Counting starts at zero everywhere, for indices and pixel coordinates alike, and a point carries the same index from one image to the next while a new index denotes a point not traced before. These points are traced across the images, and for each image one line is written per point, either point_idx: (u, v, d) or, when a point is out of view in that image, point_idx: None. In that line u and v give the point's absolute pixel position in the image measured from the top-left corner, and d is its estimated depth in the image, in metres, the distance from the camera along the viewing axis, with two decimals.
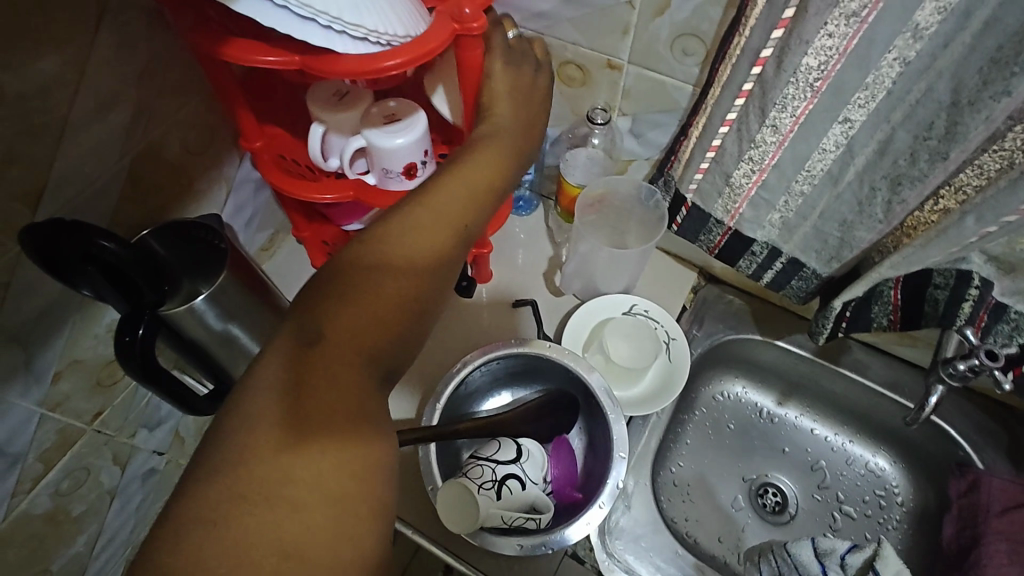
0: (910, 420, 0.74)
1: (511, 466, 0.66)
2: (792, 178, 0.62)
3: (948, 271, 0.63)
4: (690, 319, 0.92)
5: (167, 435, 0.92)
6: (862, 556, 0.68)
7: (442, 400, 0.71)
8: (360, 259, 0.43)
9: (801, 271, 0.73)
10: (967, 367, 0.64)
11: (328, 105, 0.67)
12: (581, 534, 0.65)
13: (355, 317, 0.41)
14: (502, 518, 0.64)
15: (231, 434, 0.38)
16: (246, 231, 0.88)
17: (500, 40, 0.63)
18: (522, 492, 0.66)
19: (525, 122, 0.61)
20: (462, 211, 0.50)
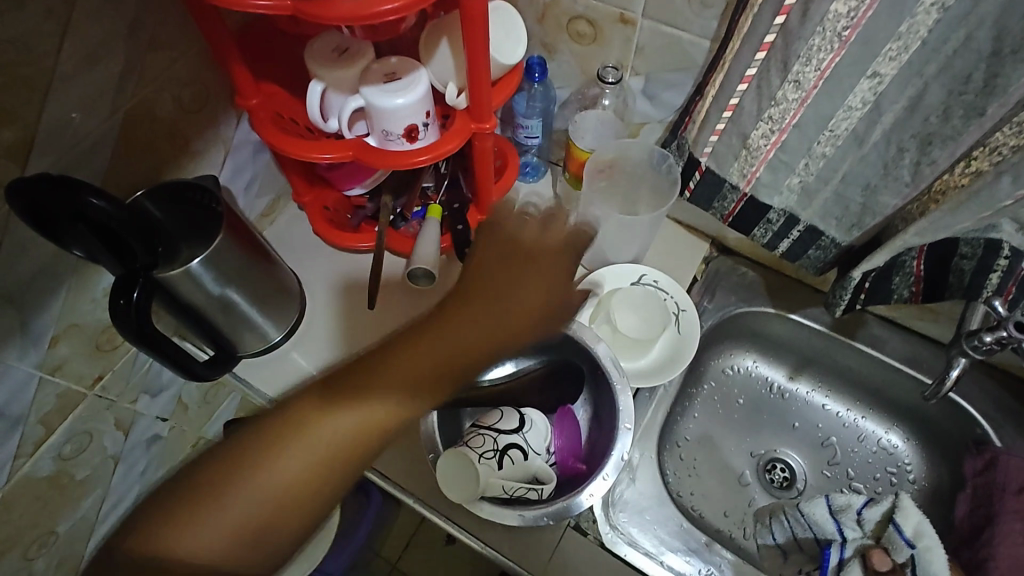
0: (928, 395, 0.71)
1: (513, 436, 0.64)
2: (813, 140, 0.59)
3: (975, 241, 0.60)
4: (701, 291, 0.89)
5: (170, 402, 0.91)
6: (878, 510, 0.71)
7: None
8: (360, 379, 0.55)
9: (819, 240, 0.70)
10: (994, 339, 0.61)
11: (327, 60, 0.64)
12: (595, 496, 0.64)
13: (324, 436, 0.53)
14: (503, 488, 0.63)
15: (192, 481, 0.52)
16: (246, 196, 0.86)
17: (519, 220, 0.66)
18: (524, 463, 0.64)
19: (531, 287, 0.60)
20: (432, 376, 0.56)
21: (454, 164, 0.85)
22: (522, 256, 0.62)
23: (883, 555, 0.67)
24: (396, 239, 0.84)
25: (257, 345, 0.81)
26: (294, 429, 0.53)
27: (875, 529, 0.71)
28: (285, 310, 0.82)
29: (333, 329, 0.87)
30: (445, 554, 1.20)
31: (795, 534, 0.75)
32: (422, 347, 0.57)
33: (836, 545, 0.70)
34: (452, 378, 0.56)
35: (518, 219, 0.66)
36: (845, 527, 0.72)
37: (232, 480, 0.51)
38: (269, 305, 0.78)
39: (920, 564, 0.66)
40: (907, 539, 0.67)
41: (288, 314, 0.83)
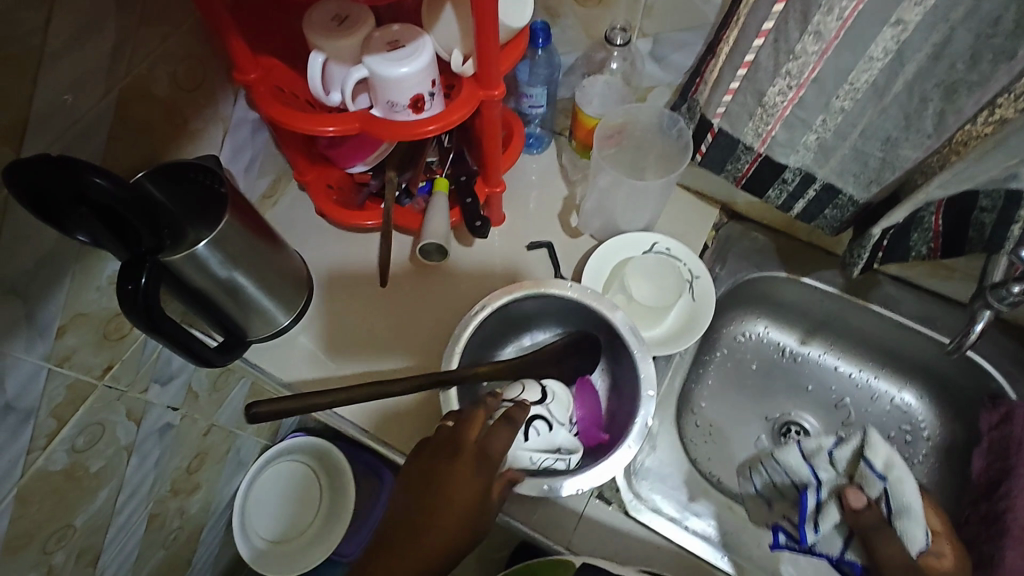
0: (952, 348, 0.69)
1: (537, 407, 0.64)
2: (832, 94, 0.58)
3: (996, 192, 0.58)
4: (713, 258, 0.89)
5: (181, 391, 0.90)
6: (847, 448, 0.74)
7: (463, 342, 0.68)
8: None
9: (836, 198, 0.69)
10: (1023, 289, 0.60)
11: (327, 30, 0.62)
12: (596, 484, 0.63)
13: None
14: (530, 459, 0.63)
15: None
16: (247, 177, 0.84)
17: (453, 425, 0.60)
18: (549, 434, 0.64)
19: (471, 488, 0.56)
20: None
21: (458, 138, 0.82)
22: (446, 481, 0.56)
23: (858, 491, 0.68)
24: (402, 215, 0.82)
25: (266, 330, 0.80)
26: None
27: (847, 468, 0.73)
28: (293, 294, 0.80)
29: (342, 310, 0.86)
30: None
31: (773, 480, 0.75)
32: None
33: (811, 487, 0.71)
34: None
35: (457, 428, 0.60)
36: (820, 470, 0.72)
37: None
38: (275, 287, 0.76)
39: (892, 496, 0.68)
40: (879, 473, 0.70)
41: (298, 298, 0.81)
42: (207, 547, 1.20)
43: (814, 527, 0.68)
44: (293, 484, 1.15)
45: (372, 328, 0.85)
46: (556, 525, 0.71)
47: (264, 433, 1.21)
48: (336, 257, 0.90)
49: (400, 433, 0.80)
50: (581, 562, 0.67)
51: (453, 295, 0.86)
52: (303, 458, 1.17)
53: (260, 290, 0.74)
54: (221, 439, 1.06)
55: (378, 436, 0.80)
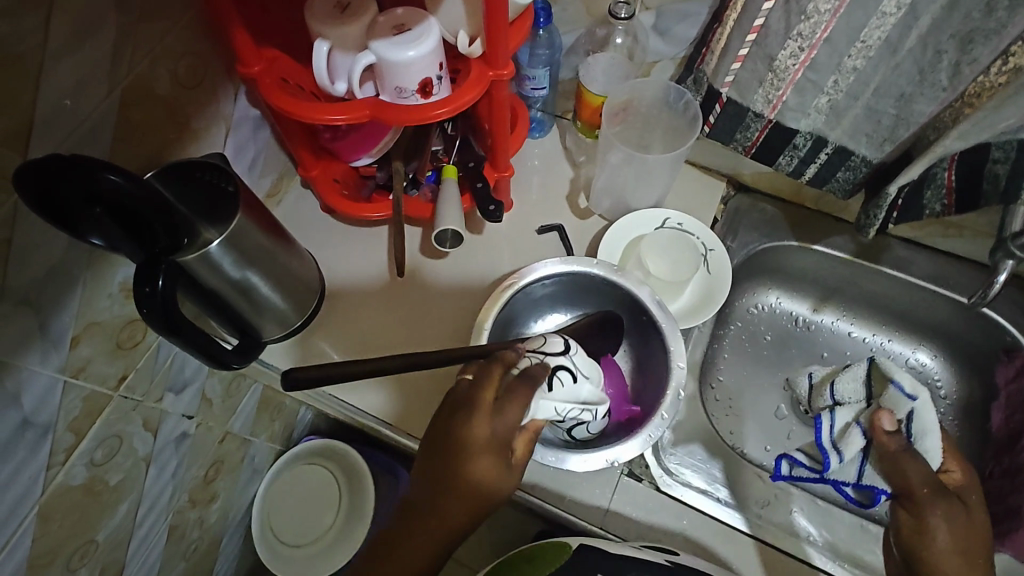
0: (975, 301, 0.71)
1: (561, 358, 0.61)
2: (845, 54, 0.58)
3: (1008, 143, 0.59)
4: (725, 230, 0.89)
5: (195, 398, 0.89)
6: (852, 381, 0.82)
7: (492, 321, 0.69)
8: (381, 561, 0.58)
9: (848, 160, 0.69)
10: None
11: (330, 18, 0.61)
12: (633, 454, 0.64)
13: None
14: (557, 410, 0.59)
15: None
16: (250, 177, 0.82)
17: (464, 380, 0.56)
18: (572, 386, 0.61)
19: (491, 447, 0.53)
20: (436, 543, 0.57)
21: (462, 125, 0.82)
22: (457, 457, 0.53)
23: (887, 414, 0.69)
24: (412, 206, 0.82)
25: (279, 330, 0.78)
26: None
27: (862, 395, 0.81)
28: (307, 292, 0.79)
29: (355, 307, 0.85)
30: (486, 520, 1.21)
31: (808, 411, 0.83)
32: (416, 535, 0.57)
33: (827, 414, 0.79)
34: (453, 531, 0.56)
35: (467, 381, 0.56)
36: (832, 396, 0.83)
37: None
38: (287, 285, 0.75)
39: (915, 418, 0.72)
40: (908, 394, 0.75)
41: (310, 295, 0.80)
42: (227, 557, 1.19)
43: (839, 454, 0.75)
44: (313, 486, 1.14)
45: (387, 322, 0.84)
46: (589, 506, 0.71)
47: (277, 438, 1.20)
48: (346, 254, 0.89)
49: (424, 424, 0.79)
50: (578, 545, 0.66)
51: (466, 284, 0.85)
52: (320, 460, 1.16)
53: (274, 290, 0.73)
54: (236, 446, 1.05)
55: (401, 429, 0.79)
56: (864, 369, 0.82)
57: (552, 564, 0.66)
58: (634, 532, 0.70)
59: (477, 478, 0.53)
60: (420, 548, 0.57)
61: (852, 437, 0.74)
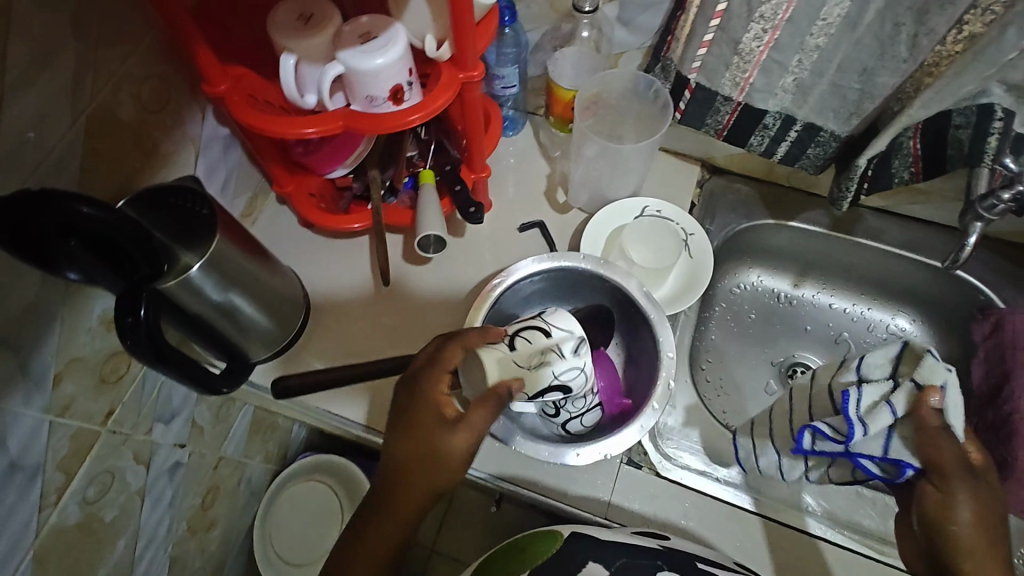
0: (947, 264, 0.71)
1: (533, 318, 0.62)
2: (807, 32, 0.59)
3: (968, 109, 0.63)
4: (702, 215, 0.90)
5: (185, 426, 0.87)
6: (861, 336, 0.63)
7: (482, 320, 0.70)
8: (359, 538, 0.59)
9: (817, 136, 0.70)
10: (1012, 196, 0.61)
11: (295, 30, 0.61)
12: (620, 449, 0.65)
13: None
14: (518, 364, 0.59)
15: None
16: (223, 197, 0.81)
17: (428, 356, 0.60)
18: (540, 342, 0.60)
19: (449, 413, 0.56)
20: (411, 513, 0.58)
21: (435, 130, 0.82)
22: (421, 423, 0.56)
23: (939, 392, 0.55)
24: (391, 213, 0.81)
25: (267, 350, 0.78)
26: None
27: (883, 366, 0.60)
28: (292, 311, 0.79)
29: (341, 321, 0.84)
30: (490, 520, 1.21)
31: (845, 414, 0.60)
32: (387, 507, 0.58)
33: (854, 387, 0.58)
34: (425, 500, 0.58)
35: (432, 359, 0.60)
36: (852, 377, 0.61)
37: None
38: (272, 303, 0.74)
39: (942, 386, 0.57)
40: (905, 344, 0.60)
41: (296, 313, 0.80)
42: None
43: (864, 429, 0.57)
44: (313, 503, 1.13)
45: (376, 333, 0.83)
46: (592, 499, 0.71)
47: (273, 459, 1.18)
48: (329, 267, 0.88)
49: None
50: (569, 533, 0.65)
51: (451, 287, 0.85)
52: (318, 477, 1.15)
53: (259, 310, 0.72)
54: (230, 471, 1.04)
55: None
56: (897, 349, 0.60)
57: (540, 555, 0.64)
58: (638, 519, 0.71)
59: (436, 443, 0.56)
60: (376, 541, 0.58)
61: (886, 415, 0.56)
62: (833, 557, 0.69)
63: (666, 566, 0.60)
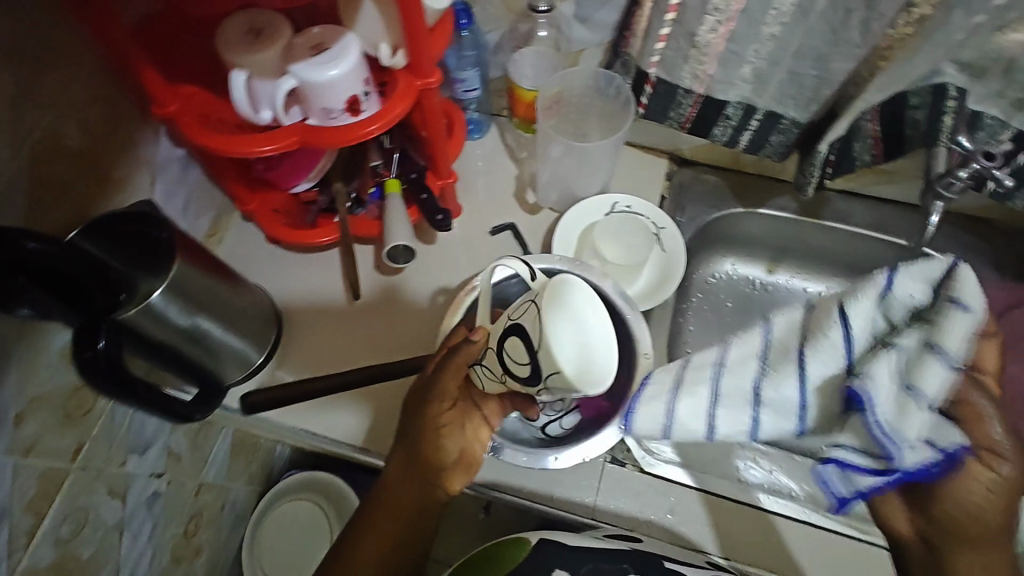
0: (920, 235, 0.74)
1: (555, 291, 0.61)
2: (761, 22, 0.59)
3: (923, 89, 0.65)
4: (672, 207, 0.90)
5: (161, 455, 0.85)
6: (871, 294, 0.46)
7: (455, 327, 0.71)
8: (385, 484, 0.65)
9: (779, 124, 0.71)
10: (969, 173, 0.63)
11: (244, 45, 0.59)
12: (599, 451, 0.67)
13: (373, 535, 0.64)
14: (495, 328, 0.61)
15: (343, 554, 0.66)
16: (185, 219, 0.79)
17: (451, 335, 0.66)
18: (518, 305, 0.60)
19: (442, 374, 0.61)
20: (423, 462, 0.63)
21: (398, 137, 0.80)
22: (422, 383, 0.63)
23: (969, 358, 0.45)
24: (359, 225, 0.80)
25: (240, 371, 0.76)
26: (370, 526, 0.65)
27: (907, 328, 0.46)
28: (264, 328, 0.77)
29: (316, 337, 0.82)
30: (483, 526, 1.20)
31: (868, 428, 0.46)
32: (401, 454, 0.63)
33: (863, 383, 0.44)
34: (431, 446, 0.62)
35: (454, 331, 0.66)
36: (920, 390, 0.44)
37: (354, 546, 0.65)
38: (240, 324, 0.72)
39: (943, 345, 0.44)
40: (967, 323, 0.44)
41: (268, 330, 0.78)
42: None
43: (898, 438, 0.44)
44: (299, 522, 1.11)
45: (352, 347, 0.82)
46: (577, 500, 0.71)
47: (257, 480, 1.16)
48: (299, 282, 0.86)
49: None
50: (537, 540, 0.68)
51: (425, 294, 0.84)
52: (304, 495, 1.13)
53: (228, 331, 0.70)
54: (213, 496, 1.01)
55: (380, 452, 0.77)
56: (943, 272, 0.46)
57: (511, 562, 0.67)
58: (624, 517, 0.71)
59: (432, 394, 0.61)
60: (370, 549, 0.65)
61: (916, 416, 0.44)
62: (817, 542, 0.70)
63: (633, 568, 0.64)
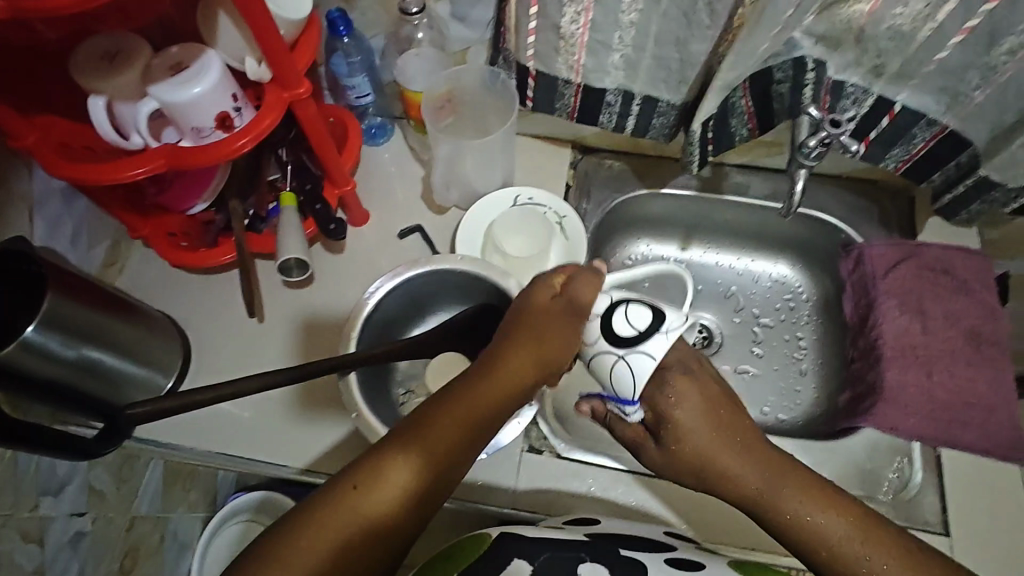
0: (782, 216, 0.75)
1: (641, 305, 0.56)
2: (617, 10, 0.61)
3: (785, 64, 0.68)
4: (578, 195, 0.91)
5: (82, 493, 0.83)
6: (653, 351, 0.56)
7: (359, 327, 0.70)
8: (435, 427, 0.52)
9: (657, 107, 0.73)
10: (817, 142, 0.67)
11: (98, 71, 0.57)
12: (512, 436, 0.67)
13: (382, 506, 0.49)
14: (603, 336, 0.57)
15: (321, 516, 0.48)
16: (75, 251, 0.77)
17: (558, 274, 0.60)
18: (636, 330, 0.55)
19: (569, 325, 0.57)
20: (496, 414, 0.55)
21: (294, 150, 0.80)
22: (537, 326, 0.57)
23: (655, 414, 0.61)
24: (257, 241, 0.79)
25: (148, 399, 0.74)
26: (389, 486, 0.50)
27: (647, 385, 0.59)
28: (168, 354, 0.77)
29: (230, 358, 0.82)
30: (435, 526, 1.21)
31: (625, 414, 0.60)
32: (477, 399, 0.54)
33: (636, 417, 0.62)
34: (509, 398, 0.56)
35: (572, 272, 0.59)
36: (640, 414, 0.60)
37: (350, 522, 0.48)
38: (140, 351, 0.72)
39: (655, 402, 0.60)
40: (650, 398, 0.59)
41: (172, 355, 0.77)
42: None
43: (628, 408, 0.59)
44: None
45: (268, 362, 0.81)
46: (499, 489, 0.73)
47: (200, 506, 1.14)
48: (207, 304, 0.85)
49: (329, 457, 0.79)
50: (497, 534, 0.63)
51: (337, 304, 0.84)
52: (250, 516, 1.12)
53: (128, 360, 0.69)
54: (150, 529, 1.00)
55: (301, 466, 0.79)
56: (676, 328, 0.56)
57: (468, 555, 0.61)
58: (546, 502, 0.73)
59: (567, 340, 0.57)
60: (398, 488, 0.50)
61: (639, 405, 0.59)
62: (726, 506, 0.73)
63: (590, 557, 0.59)
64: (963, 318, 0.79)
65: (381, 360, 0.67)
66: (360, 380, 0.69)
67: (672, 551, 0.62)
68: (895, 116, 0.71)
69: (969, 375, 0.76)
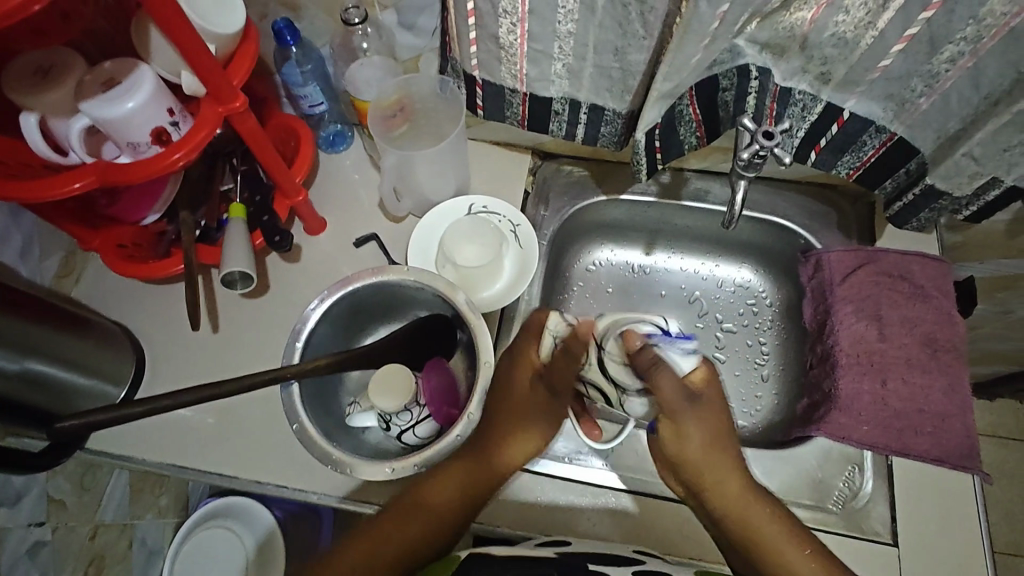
0: (726, 223, 0.76)
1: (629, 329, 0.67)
2: (554, 21, 0.60)
3: (730, 72, 0.68)
4: (536, 202, 0.91)
5: (40, 503, 0.83)
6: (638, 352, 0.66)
7: (302, 336, 0.70)
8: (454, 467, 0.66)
9: (604, 116, 0.73)
10: (751, 153, 0.67)
11: (29, 86, 0.57)
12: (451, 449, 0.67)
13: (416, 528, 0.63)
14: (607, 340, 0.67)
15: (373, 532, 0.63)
16: (25, 263, 0.77)
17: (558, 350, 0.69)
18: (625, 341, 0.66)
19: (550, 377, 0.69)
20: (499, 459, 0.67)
21: (248, 158, 0.81)
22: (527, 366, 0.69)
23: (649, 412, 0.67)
24: (206, 251, 0.79)
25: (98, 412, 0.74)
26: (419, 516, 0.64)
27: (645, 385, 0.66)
28: (120, 366, 0.77)
29: (184, 368, 0.82)
30: None
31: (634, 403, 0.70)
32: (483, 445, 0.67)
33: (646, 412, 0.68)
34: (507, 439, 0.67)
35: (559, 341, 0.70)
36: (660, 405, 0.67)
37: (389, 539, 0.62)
38: (89, 363, 0.72)
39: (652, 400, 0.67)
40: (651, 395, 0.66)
41: (125, 367, 0.77)
42: None
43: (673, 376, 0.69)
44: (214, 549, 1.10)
45: (222, 370, 0.82)
46: None
47: (170, 511, 1.15)
48: (160, 314, 0.84)
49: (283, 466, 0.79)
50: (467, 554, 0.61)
51: (293, 313, 0.84)
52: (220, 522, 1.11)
53: (76, 373, 0.69)
54: (116, 536, 1.00)
55: (251, 478, 0.78)
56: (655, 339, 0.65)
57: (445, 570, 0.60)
58: (507, 515, 0.73)
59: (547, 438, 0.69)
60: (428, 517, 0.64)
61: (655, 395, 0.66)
62: (669, 513, 0.74)
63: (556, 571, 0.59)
64: (919, 325, 0.79)
65: (325, 370, 0.68)
66: (303, 391, 0.69)
67: (640, 565, 0.62)
68: (843, 124, 0.70)
69: (923, 382, 0.76)
